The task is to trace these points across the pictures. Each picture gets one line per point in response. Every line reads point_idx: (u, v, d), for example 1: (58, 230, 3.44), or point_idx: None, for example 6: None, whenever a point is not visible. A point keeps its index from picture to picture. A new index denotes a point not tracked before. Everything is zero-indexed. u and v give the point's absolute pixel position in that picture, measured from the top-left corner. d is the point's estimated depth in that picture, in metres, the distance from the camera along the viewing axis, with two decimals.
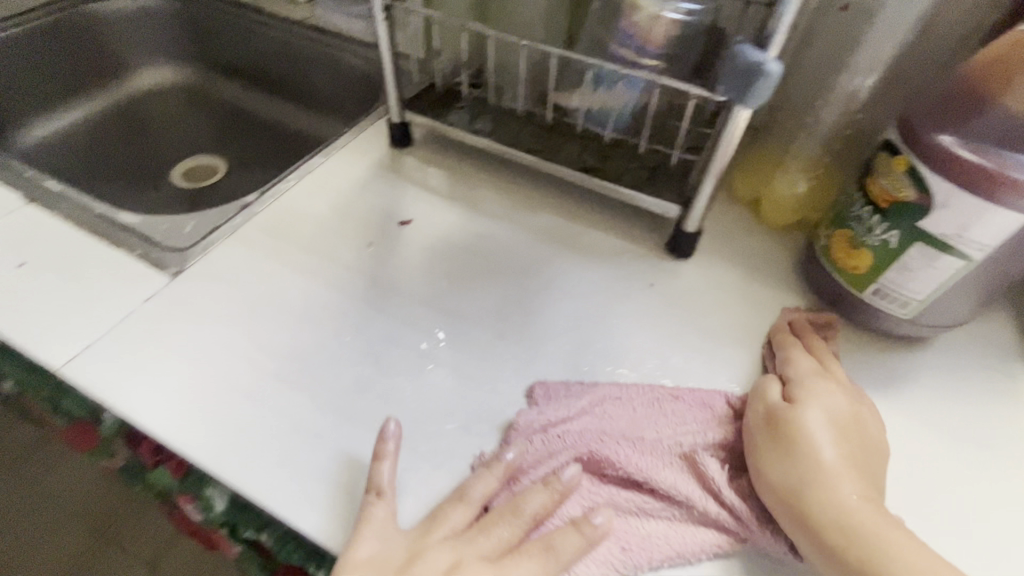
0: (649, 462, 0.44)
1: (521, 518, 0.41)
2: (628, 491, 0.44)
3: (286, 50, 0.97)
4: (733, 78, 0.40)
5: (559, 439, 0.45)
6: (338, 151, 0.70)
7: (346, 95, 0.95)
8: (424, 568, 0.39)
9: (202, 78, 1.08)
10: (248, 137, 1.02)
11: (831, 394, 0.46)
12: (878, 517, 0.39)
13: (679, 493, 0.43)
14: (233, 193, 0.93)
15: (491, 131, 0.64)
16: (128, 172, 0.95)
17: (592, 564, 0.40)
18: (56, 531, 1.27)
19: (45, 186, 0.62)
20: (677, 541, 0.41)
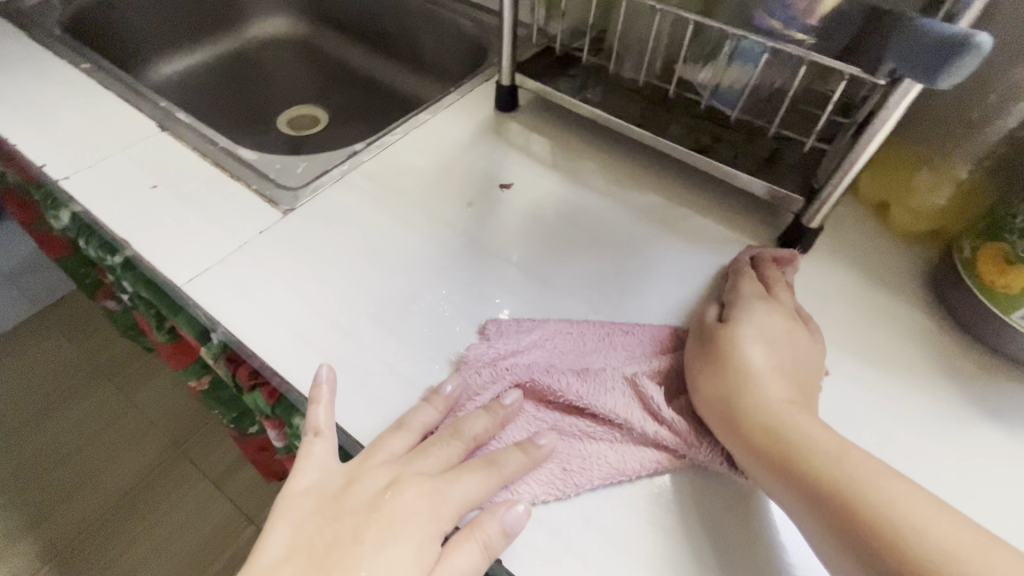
0: (590, 389, 0.45)
1: (460, 439, 0.43)
2: (572, 417, 0.45)
3: (397, 9, 0.98)
4: (931, 53, 0.36)
5: (507, 368, 0.47)
6: (444, 110, 0.70)
7: (451, 58, 0.95)
8: (363, 487, 0.41)
9: (312, 31, 1.11)
10: (348, 90, 1.05)
11: (768, 314, 0.48)
12: (799, 416, 0.41)
13: (620, 417, 0.44)
14: (333, 144, 0.96)
15: (603, 101, 0.62)
16: (237, 115, 1.01)
17: (535, 483, 0.42)
18: (142, 437, 1.40)
19: (175, 117, 0.66)
20: (616, 460, 0.43)
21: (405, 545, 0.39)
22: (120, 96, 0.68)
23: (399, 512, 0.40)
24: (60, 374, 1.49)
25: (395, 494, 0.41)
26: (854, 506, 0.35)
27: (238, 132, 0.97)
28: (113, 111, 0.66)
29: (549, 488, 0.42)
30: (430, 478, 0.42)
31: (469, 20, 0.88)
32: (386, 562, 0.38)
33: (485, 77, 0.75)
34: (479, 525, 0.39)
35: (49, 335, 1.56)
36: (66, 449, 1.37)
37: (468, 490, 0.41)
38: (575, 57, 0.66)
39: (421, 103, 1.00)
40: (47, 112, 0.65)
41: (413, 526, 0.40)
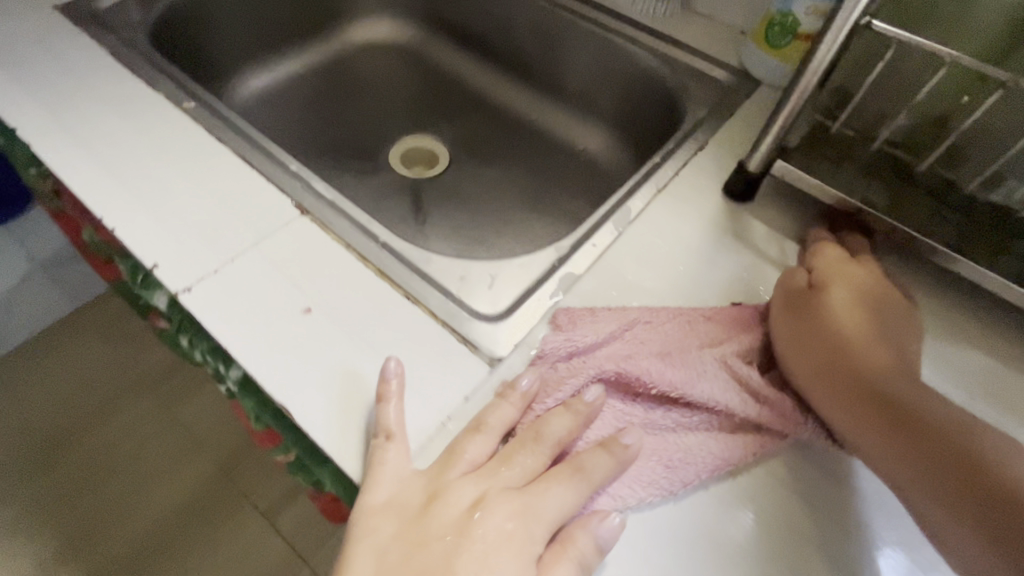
0: (683, 377, 0.41)
1: (544, 443, 0.38)
2: (662, 407, 0.41)
3: (541, 26, 0.81)
4: None
5: (585, 362, 0.41)
6: (660, 195, 0.54)
7: (609, 92, 0.79)
8: (446, 506, 0.35)
9: (421, 38, 0.94)
10: (469, 117, 0.88)
11: (859, 280, 0.45)
12: (906, 385, 0.39)
13: (717, 404, 0.40)
14: (460, 191, 0.79)
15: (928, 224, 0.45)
16: (339, 142, 0.84)
17: (636, 485, 0.38)
18: (179, 467, 1.19)
19: (315, 192, 0.50)
20: (719, 452, 0.40)
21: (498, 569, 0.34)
22: (242, 157, 0.52)
23: (485, 538, 0.34)
24: (79, 392, 1.27)
25: (484, 514, 0.35)
26: (983, 474, 0.34)
27: (350, 168, 0.81)
28: (232, 180, 0.50)
29: (654, 487, 0.39)
30: (517, 489, 0.36)
31: (648, 55, 0.72)
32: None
33: (694, 145, 0.59)
34: (573, 542, 0.35)
35: (68, 344, 1.32)
36: (89, 483, 1.16)
37: (562, 505, 0.36)
38: (876, 148, 0.48)
39: (561, 141, 0.84)
40: (151, 179, 0.49)
41: (503, 545, 0.34)
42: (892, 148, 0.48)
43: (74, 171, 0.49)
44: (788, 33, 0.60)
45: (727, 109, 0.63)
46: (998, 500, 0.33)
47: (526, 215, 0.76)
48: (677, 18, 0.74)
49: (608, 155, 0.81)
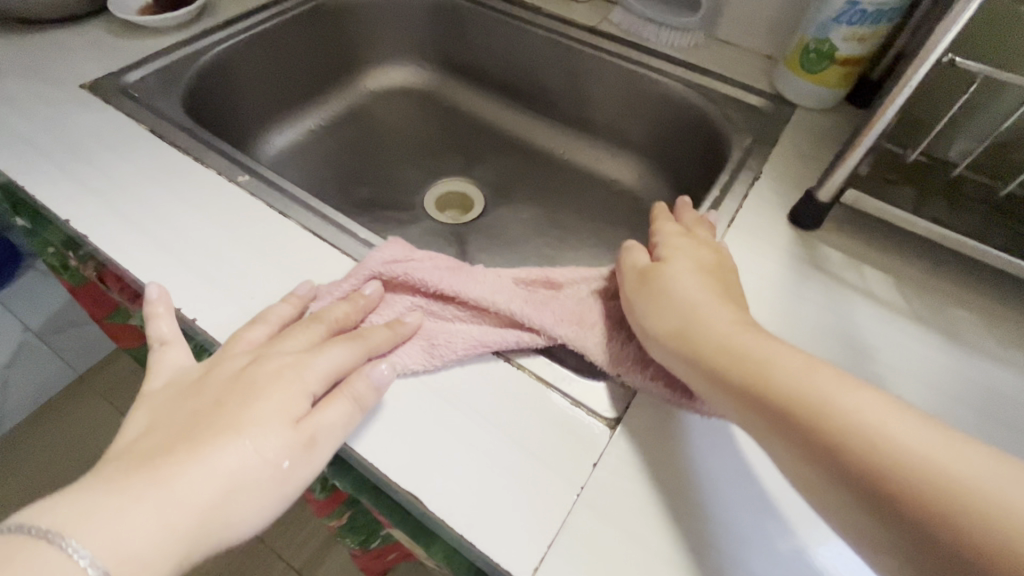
0: (458, 282, 0.45)
1: (322, 322, 0.42)
2: (436, 303, 0.45)
3: (562, 61, 0.81)
4: None
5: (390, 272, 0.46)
6: (731, 228, 0.54)
7: (639, 124, 0.79)
8: (223, 368, 0.38)
9: (437, 82, 0.94)
10: (497, 157, 0.88)
11: (694, 248, 0.45)
12: (753, 337, 0.36)
13: (491, 304, 0.44)
14: (502, 234, 0.78)
15: (1002, 239, 0.47)
16: (370, 194, 0.83)
17: (405, 354, 0.42)
18: None
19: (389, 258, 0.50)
20: (481, 334, 0.43)
21: (269, 398, 0.36)
22: (311, 229, 0.51)
23: (267, 380, 0.37)
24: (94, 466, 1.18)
25: (259, 364, 0.38)
26: (842, 429, 0.29)
27: (386, 219, 0.80)
28: (307, 255, 0.49)
29: (418, 359, 0.42)
30: (296, 352, 0.39)
31: (677, 82, 0.73)
32: (256, 417, 0.35)
33: (750, 175, 0.60)
34: (347, 383, 0.38)
35: (68, 420, 1.23)
36: None
37: (336, 360, 0.39)
38: (947, 171, 0.50)
39: (591, 175, 0.84)
40: (224, 263, 0.48)
41: (278, 381, 0.36)
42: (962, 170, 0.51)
43: (142, 264, 0.48)
44: (825, 58, 0.62)
45: (772, 136, 0.64)
46: (852, 450, 0.29)
47: (573, 251, 0.76)
48: (702, 46, 0.76)
49: (642, 186, 0.82)
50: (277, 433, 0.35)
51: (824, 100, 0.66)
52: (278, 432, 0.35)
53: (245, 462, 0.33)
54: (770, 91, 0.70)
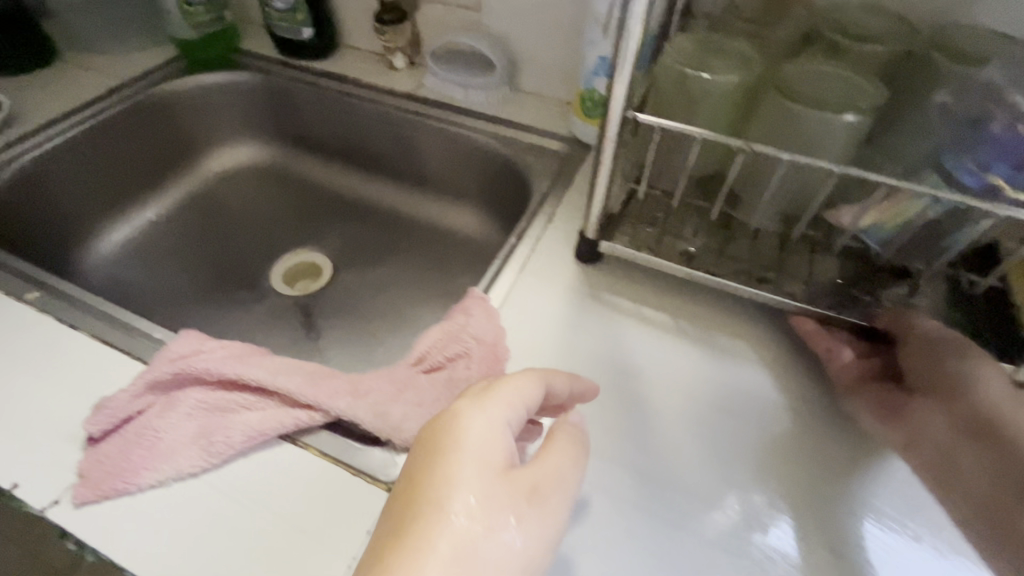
0: (246, 368, 0.47)
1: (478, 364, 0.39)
2: (223, 392, 0.46)
3: (387, 125, 0.85)
4: None
5: (179, 367, 0.46)
6: (522, 273, 0.58)
7: (467, 177, 0.84)
8: (449, 424, 0.33)
9: (282, 155, 0.96)
10: (345, 222, 0.91)
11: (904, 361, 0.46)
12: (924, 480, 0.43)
13: (271, 385, 0.46)
14: (348, 298, 0.81)
15: (727, 253, 0.52)
16: (215, 277, 0.83)
17: (181, 457, 0.42)
18: None
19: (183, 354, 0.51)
20: (259, 421, 0.44)
21: (473, 461, 0.31)
22: (99, 336, 0.51)
23: (463, 436, 0.32)
24: None
25: (475, 407, 0.33)
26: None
27: (232, 300, 0.80)
28: (95, 367, 0.49)
29: (196, 459, 0.42)
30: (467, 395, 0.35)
31: (487, 136, 0.78)
32: (463, 488, 0.31)
33: (546, 218, 0.65)
34: (554, 431, 0.37)
35: None
36: None
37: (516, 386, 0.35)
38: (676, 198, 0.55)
39: (435, 228, 0.88)
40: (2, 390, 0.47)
41: (471, 436, 0.32)
42: (689, 195, 0.54)
43: None
44: (598, 104, 0.69)
45: (566, 178, 0.70)
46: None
47: (417, 306, 0.78)
48: (510, 100, 0.82)
49: (481, 233, 0.86)
50: (501, 501, 0.31)
51: None
52: (501, 499, 0.31)
53: (474, 546, 0.29)
54: (568, 135, 0.76)
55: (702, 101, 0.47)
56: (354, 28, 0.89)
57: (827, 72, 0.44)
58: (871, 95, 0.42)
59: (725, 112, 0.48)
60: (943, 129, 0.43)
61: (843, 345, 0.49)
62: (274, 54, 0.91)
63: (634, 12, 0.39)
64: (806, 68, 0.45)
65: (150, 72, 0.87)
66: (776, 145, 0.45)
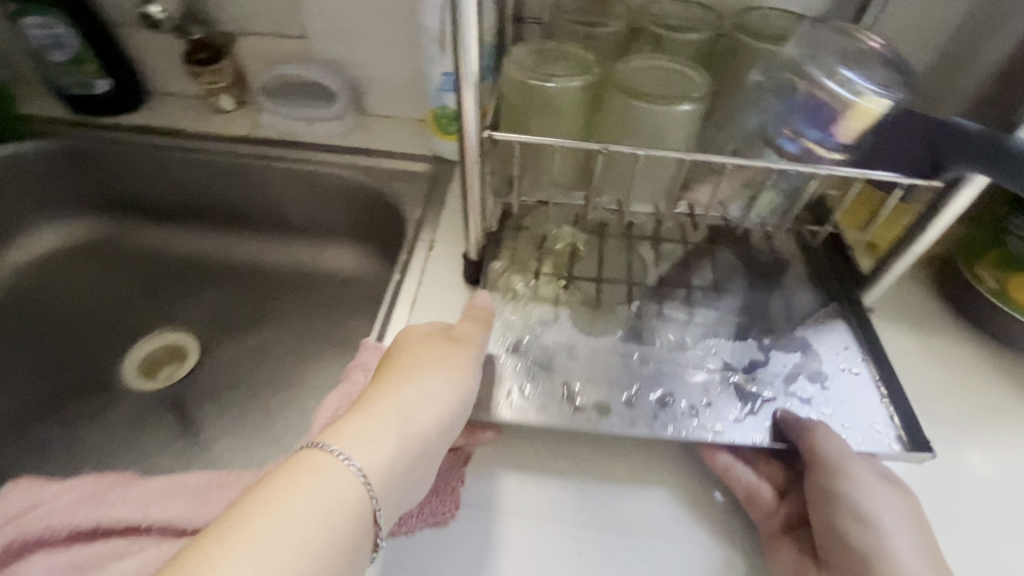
0: (106, 509, 0.39)
1: None
2: (79, 546, 0.38)
3: (227, 176, 0.77)
4: (980, 154, 0.38)
5: (14, 528, 0.38)
6: (413, 311, 0.55)
7: (332, 213, 0.78)
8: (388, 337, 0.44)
9: (106, 229, 0.83)
10: (203, 289, 0.80)
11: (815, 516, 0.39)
12: None
13: (140, 521, 0.39)
14: (225, 376, 0.71)
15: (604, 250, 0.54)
16: (47, 390, 0.69)
17: None
18: None
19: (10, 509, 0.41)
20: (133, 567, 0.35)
21: (411, 336, 0.42)
22: None
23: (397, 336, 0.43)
24: None
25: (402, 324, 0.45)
26: None
27: (78, 414, 0.68)
28: None
29: None
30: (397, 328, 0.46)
31: (343, 169, 0.73)
32: (410, 350, 0.40)
33: (426, 245, 0.62)
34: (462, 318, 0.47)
35: None
36: None
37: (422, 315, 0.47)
38: (549, 205, 0.55)
39: (310, 273, 0.81)
40: None
41: (404, 332, 0.43)
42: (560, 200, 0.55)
43: None
44: (452, 120, 0.67)
45: (437, 200, 0.68)
46: None
47: (308, 364, 0.71)
48: (361, 126, 0.77)
49: (361, 268, 0.80)
50: (437, 345, 0.41)
51: None
52: (437, 344, 0.41)
53: (429, 374, 0.38)
54: (430, 154, 0.74)
55: (552, 107, 0.47)
56: (161, 72, 0.78)
57: (656, 66, 0.47)
58: (697, 82, 0.45)
59: (575, 116, 0.48)
60: (760, 100, 0.46)
61: (758, 476, 0.43)
62: (67, 114, 0.77)
63: (467, 32, 0.38)
64: (638, 64, 0.47)
65: None
66: (627, 141, 0.47)
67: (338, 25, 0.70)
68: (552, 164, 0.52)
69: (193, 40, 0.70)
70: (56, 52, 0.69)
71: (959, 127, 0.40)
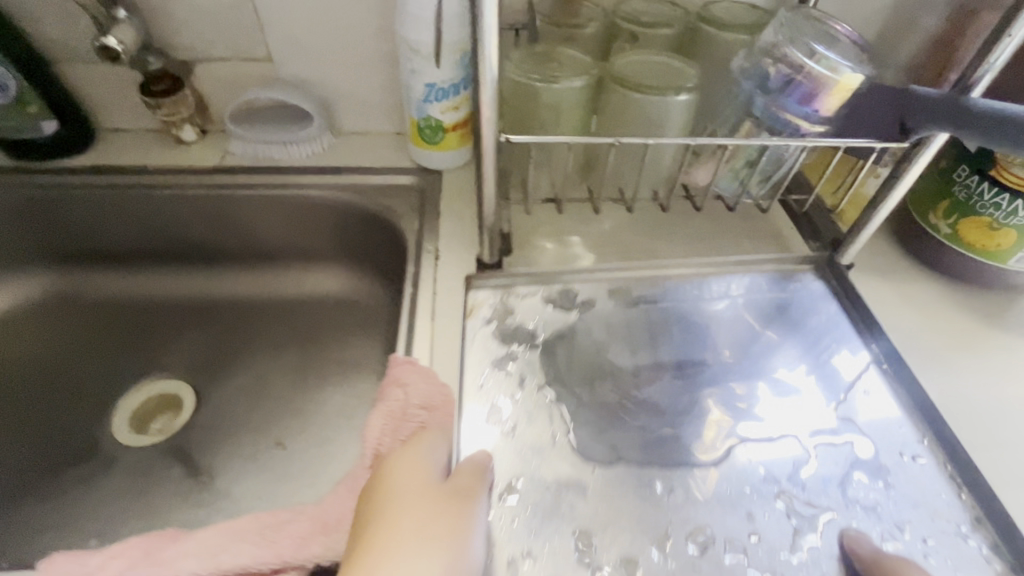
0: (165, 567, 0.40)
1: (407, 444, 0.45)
2: None
3: (197, 211, 0.72)
4: (945, 115, 0.43)
5: None
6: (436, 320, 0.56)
7: (315, 236, 0.75)
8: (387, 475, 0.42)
9: (61, 283, 0.76)
10: (181, 331, 0.75)
11: None
12: None
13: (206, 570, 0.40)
14: (228, 419, 0.67)
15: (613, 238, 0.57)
16: (24, 466, 0.63)
17: None
18: None
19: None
20: None
21: (407, 494, 0.40)
22: None
23: (398, 483, 0.41)
24: None
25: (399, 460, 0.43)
26: None
27: (67, 485, 0.62)
28: None
29: None
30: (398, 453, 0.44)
31: (326, 189, 0.71)
32: (406, 516, 0.38)
33: (433, 255, 0.62)
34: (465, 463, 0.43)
35: None
36: None
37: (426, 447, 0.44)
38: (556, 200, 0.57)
39: (300, 300, 0.77)
40: None
41: (403, 481, 0.41)
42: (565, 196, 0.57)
43: None
44: (437, 129, 0.68)
45: (432, 210, 0.68)
46: None
47: (318, 390, 0.69)
48: (337, 146, 0.76)
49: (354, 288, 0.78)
50: (434, 512, 0.39)
51: (458, 159, 0.72)
52: (434, 512, 0.39)
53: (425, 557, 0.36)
54: (414, 166, 0.74)
55: (556, 108, 0.49)
56: (110, 107, 0.73)
57: (647, 61, 0.50)
58: (691, 73, 0.48)
59: (577, 113, 0.50)
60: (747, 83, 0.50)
61: None
62: (6, 161, 0.71)
63: (485, 40, 0.39)
64: (631, 59, 0.50)
65: None
66: (629, 133, 0.50)
67: (306, 44, 0.68)
68: (556, 161, 0.54)
69: (149, 71, 0.66)
70: None
71: (922, 93, 0.45)
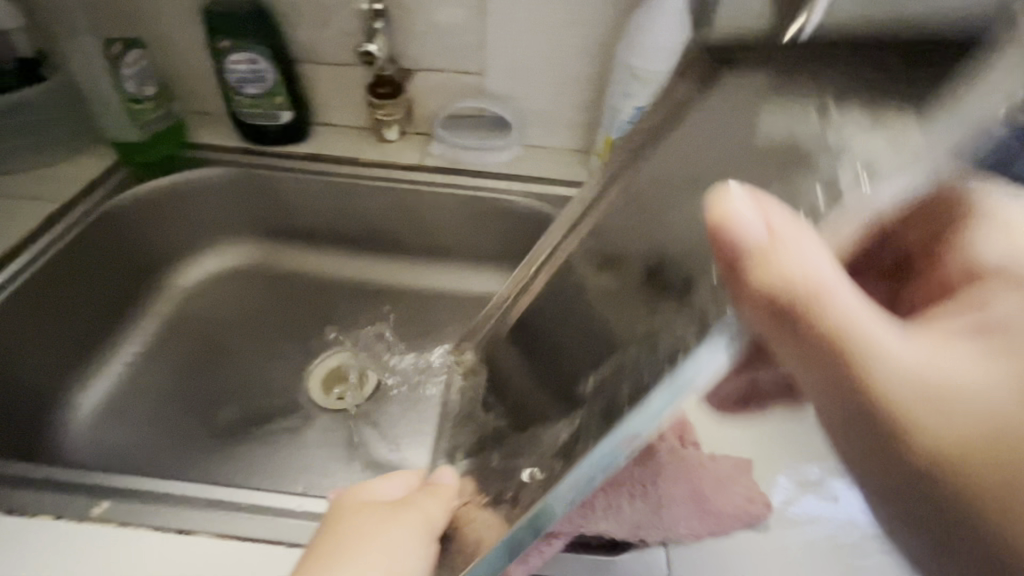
0: None
1: (395, 476, 0.45)
2: None
3: (394, 200, 0.79)
4: None
5: None
6: None
7: (494, 236, 0.80)
8: (337, 502, 0.43)
9: (261, 254, 0.84)
10: (361, 311, 0.81)
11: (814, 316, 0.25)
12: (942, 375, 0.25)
13: None
14: (407, 396, 0.72)
15: None
16: (231, 412, 0.69)
17: None
18: None
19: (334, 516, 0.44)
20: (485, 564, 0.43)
21: (360, 516, 0.40)
22: (231, 533, 0.43)
23: (356, 509, 0.41)
24: None
25: (366, 488, 0.43)
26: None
27: (268, 435, 0.68)
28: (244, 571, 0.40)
29: None
30: (366, 484, 0.44)
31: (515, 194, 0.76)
32: (354, 542, 0.38)
33: None
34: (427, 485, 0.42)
35: None
36: None
37: (388, 485, 0.44)
38: None
39: (470, 294, 0.82)
40: None
41: (359, 507, 0.41)
42: None
43: None
44: None
45: None
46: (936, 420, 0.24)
47: None
48: (524, 156, 0.81)
49: None
50: (383, 529, 0.39)
51: None
52: (383, 530, 0.39)
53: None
54: None
55: None
56: (332, 104, 0.82)
57: None
58: None
59: None
60: None
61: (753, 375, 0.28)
62: (240, 144, 0.80)
63: None
64: None
65: (89, 187, 0.73)
66: None
67: (519, 63, 0.75)
68: None
69: (381, 75, 0.75)
70: (252, 86, 0.74)
71: None
